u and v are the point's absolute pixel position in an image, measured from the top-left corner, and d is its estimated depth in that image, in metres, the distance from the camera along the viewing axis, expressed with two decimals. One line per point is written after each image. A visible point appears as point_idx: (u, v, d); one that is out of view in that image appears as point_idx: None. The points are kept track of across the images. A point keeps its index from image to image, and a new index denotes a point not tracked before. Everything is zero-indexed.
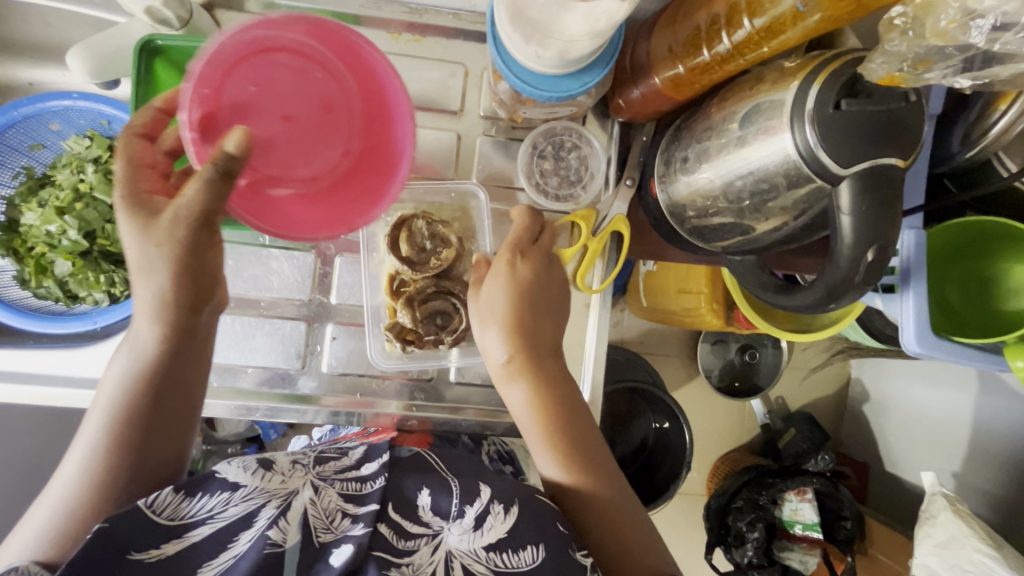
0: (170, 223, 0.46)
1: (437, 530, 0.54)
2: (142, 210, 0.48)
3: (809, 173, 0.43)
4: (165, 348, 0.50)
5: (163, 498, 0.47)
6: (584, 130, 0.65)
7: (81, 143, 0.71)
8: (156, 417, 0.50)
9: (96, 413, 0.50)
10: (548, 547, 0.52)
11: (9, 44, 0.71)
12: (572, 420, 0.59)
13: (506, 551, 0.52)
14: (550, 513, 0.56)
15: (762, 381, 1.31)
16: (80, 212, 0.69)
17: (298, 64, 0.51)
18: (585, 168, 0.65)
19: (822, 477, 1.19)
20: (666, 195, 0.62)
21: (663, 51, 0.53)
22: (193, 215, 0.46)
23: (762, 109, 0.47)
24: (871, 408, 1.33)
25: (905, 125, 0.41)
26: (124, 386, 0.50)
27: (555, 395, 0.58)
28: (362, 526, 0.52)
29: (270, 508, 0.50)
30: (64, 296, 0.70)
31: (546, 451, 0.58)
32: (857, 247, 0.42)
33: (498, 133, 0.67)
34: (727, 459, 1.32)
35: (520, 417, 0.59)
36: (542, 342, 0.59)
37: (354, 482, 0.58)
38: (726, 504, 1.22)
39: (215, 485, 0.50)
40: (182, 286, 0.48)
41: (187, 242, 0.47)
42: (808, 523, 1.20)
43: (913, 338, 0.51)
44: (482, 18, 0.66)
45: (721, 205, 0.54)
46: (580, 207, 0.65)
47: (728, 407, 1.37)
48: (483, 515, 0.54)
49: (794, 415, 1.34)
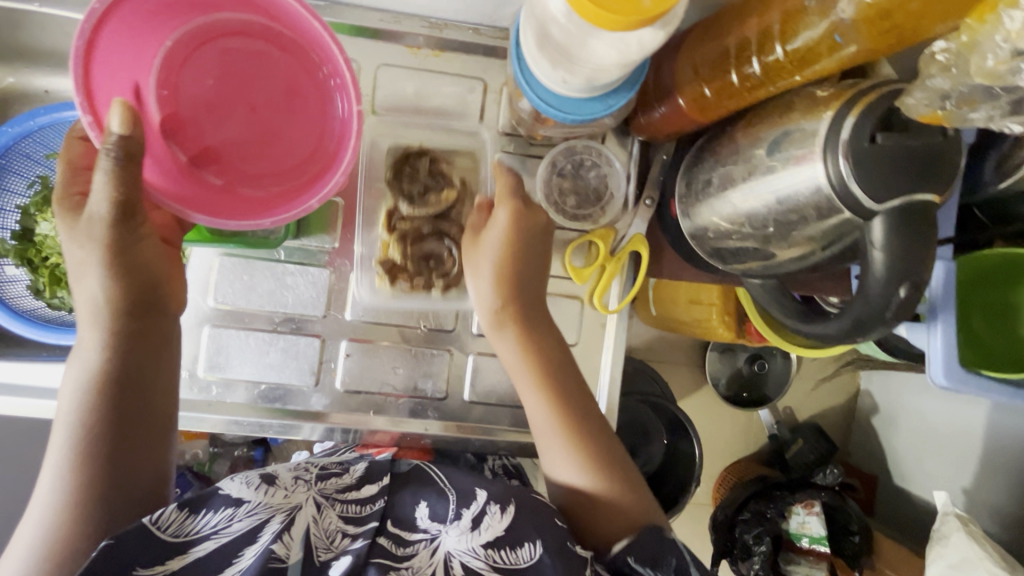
0: (90, 224, 0.47)
1: (436, 534, 0.54)
2: (74, 215, 0.49)
3: (840, 206, 0.42)
4: (108, 347, 0.49)
5: (168, 516, 0.47)
6: (603, 148, 0.64)
7: None
8: (118, 421, 0.49)
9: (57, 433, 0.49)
10: (547, 543, 0.52)
11: (26, 52, 0.70)
12: (567, 404, 0.58)
13: (505, 548, 0.52)
14: (547, 509, 0.55)
15: (770, 392, 1.31)
16: None
17: (251, 49, 0.55)
18: (605, 187, 0.65)
19: (831, 491, 1.19)
20: (688, 217, 0.61)
21: (688, 72, 0.52)
22: (110, 207, 0.46)
23: (792, 138, 0.45)
24: (880, 421, 1.31)
25: (942, 162, 0.40)
26: (74, 395, 0.48)
27: (551, 376, 0.59)
28: (361, 541, 0.52)
29: (274, 522, 0.50)
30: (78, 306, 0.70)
31: (559, 448, 0.57)
32: (889, 283, 0.41)
33: (516, 149, 0.66)
34: (732, 470, 1.31)
35: (523, 388, 0.59)
36: (527, 322, 0.59)
37: (354, 504, 0.56)
38: (733, 516, 1.20)
39: (219, 502, 0.50)
40: (117, 280, 0.49)
41: (109, 241, 0.48)
42: (816, 536, 1.18)
43: (941, 372, 0.51)
44: (503, 34, 0.66)
45: (745, 231, 0.53)
46: (599, 226, 0.65)
47: (736, 418, 1.36)
48: (481, 516, 0.54)
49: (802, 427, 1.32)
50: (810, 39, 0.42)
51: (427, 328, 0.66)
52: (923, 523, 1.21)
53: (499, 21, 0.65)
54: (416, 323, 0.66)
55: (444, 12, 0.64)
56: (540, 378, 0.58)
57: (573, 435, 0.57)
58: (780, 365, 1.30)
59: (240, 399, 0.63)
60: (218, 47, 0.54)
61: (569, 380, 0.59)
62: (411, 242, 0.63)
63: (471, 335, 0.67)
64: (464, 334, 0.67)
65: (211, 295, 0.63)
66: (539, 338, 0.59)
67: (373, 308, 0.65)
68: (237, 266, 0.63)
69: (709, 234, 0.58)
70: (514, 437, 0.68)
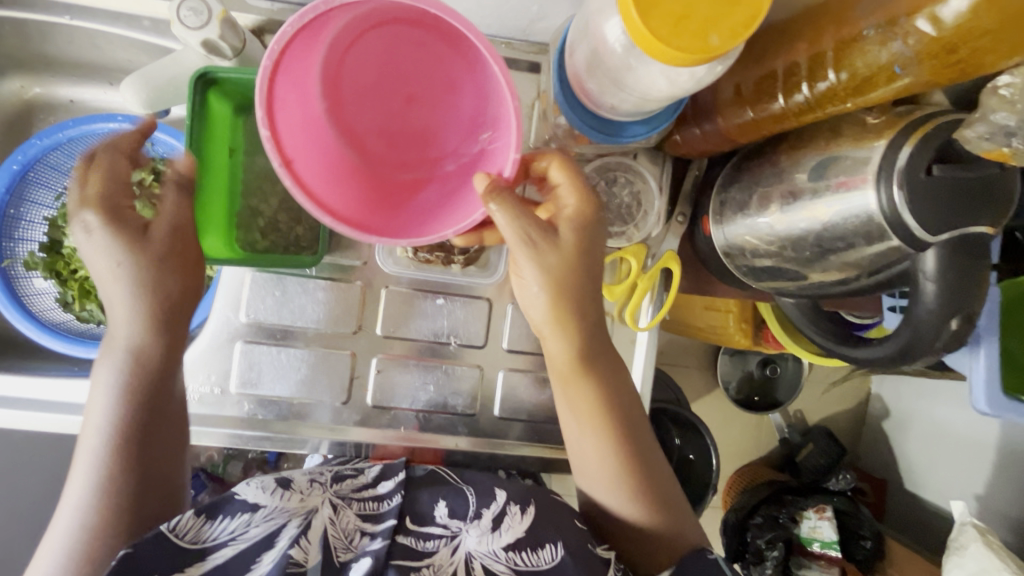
0: (148, 240, 0.50)
1: (455, 531, 0.55)
2: (117, 227, 0.50)
3: (891, 235, 0.42)
4: (143, 351, 0.52)
5: (185, 523, 0.48)
6: (635, 164, 0.63)
7: None
8: (150, 424, 0.52)
9: (89, 435, 0.51)
10: (568, 544, 0.53)
11: (52, 63, 0.70)
12: (619, 428, 0.56)
13: (526, 550, 0.53)
14: (565, 511, 0.58)
15: (781, 395, 1.28)
16: None
17: (419, 37, 0.52)
18: (638, 204, 0.64)
19: (843, 496, 1.21)
20: (722, 235, 0.60)
21: (730, 92, 0.52)
22: (177, 229, 0.51)
23: (840, 165, 0.45)
24: (891, 425, 1.31)
25: (999, 194, 0.39)
26: (111, 400, 0.51)
27: (617, 412, 0.56)
28: (380, 541, 0.53)
29: (292, 526, 0.51)
30: (107, 319, 0.69)
31: (611, 485, 0.56)
32: (941, 314, 0.41)
33: None
34: (744, 474, 1.31)
35: (579, 423, 0.57)
36: (586, 346, 0.54)
37: (370, 501, 0.57)
38: (744, 520, 1.20)
39: (235, 507, 0.51)
40: (156, 289, 0.51)
41: (154, 254, 0.50)
42: (827, 541, 1.18)
43: (982, 399, 0.52)
44: (535, 48, 0.65)
45: (783, 253, 0.52)
46: (632, 242, 0.64)
47: (748, 423, 1.36)
48: (501, 517, 0.56)
49: (813, 429, 1.32)
50: (868, 66, 0.42)
51: (457, 344, 0.66)
52: (936, 529, 1.21)
53: (532, 35, 0.64)
54: (446, 338, 0.66)
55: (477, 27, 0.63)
56: (595, 401, 0.56)
57: (620, 460, 0.56)
58: (791, 368, 1.29)
59: (272, 415, 0.63)
60: (385, 31, 0.51)
61: (624, 398, 0.57)
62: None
63: (501, 350, 0.67)
64: (494, 350, 0.67)
65: (243, 311, 0.63)
66: (598, 367, 0.55)
67: (403, 323, 0.65)
68: (269, 282, 0.63)
69: (743, 253, 0.58)
70: (542, 453, 0.68)
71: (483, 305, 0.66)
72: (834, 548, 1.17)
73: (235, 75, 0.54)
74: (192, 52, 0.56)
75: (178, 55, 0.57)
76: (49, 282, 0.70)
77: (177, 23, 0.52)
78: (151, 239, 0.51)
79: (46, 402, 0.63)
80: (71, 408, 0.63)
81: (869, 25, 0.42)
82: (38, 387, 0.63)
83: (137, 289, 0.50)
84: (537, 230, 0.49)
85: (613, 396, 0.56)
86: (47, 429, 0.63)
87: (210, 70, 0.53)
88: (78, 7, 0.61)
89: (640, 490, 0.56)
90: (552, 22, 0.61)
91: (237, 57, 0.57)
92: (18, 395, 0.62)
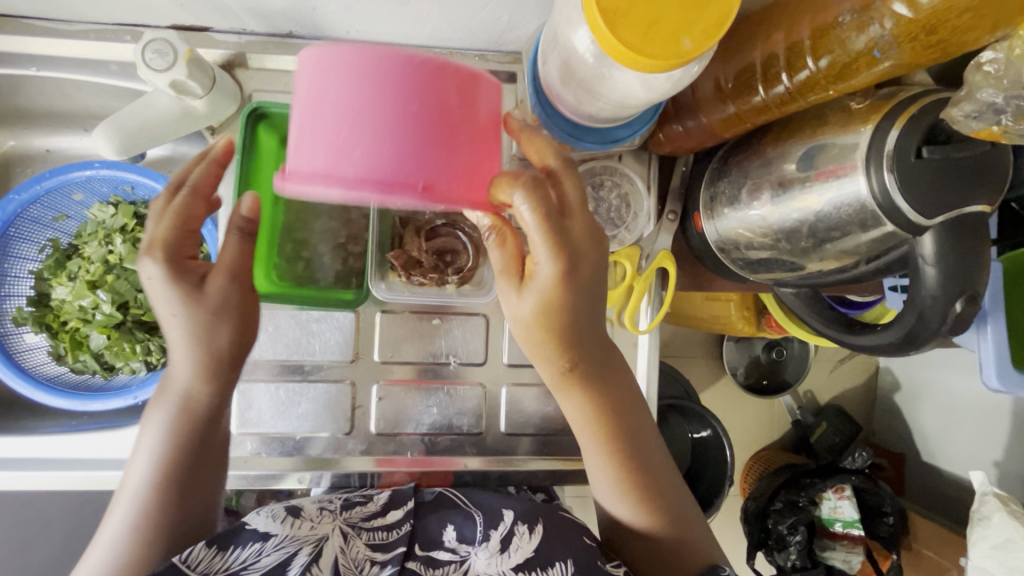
0: (215, 291, 0.49)
1: (464, 556, 0.56)
2: (183, 278, 0.48)
3: (884, 221, 0.41)
4: (202, 394, 0.52)
5: (198, 553, 0.48)
6: (621, 166, 0.62)
7: (105, 211, 0.70)
8: (195, 468, 0.52)
9: (137, 466, 0.52)
10: (577, 562, 0.54)
11: (24, 115, 0.69)
12: (632, 452, 0.56)
13: (535, 570, 0.54)
14: (574, 528, 0.59)
15: (789, 376, 1.28)
16: (112, 285, 0.67)
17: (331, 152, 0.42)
18: (627, 206, 0.62)
19: (860, 474, 1.18)
20: (714, 230, 0.60)
21: (709, 88, 0.51)
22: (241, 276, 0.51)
23: (829, 153, 0.44)
24: (903, 399, 1.30)
25: (992, 170, 0.38)
26: (163, 437, 0.52)
27: (629, 428, 0.56)
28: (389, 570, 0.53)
29: (303, 554, 0.52)
30: (101, 368, 0.69)
31: (622, 496, 0.56)
32: (944, 297, 0.40)
33: None
34: (759, 462, 1.30)
35: (579, 429, 0.56)
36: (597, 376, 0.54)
37: (380, 531, 0.58)
38: (765, 507, 1.20)
39: (247, 536, 0.52)
40: (216, 336, 0.50)
41: (215, 305, 0.49)
42: (849, 521, 1.18)
43: (993, 375, 0.50)
44: (508, 57, 0.65)
45: (777, 245, 0.52)
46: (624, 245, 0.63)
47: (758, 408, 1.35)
48: (509, 537, 0.57)
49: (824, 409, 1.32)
50: (848, 52, 0.41)
51: (457, 362, 0.65)
52: (959, 501, 1.19)
53: (505, 45, 0.63)
54: (446, 358, 0.65)
55: (449, 42, 0.63)
56: (597, 427, 0.55)
57: (630, 481, 0.56)
58: (797, 351, 1.27)
59: (276, 453, 0.62)
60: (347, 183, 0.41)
61: (632, 418, 0.57)
62: (428, 236, 0.61)
63: (502, 365, 0.66)
64: (495, 365, 0.66)
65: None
66: (609, 391, 0.55)
67: (401, 349, 0.64)
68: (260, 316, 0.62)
69: (736, 246, 0.58)
70: (552, 464, 0.67)
71: (479, 321, 0.66)
72: (856, 527, 1.17)
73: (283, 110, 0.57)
74: (161, 93, 0.55)
75: (149, 97, 0.55)
76: (39, 336, 0.68)
77: (143, 68, 0.51)
78: (208, 294, 0.49)
79: (48, 460, 0.61)
80: (72, 463, 0.62)
81: (847, 11, 0.41)
82: (37, 446, 0.61)
83: (189, 338, 0.49)
84: (508, 278, 0.50)
85: (617, 420, 0.55)
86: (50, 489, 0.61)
87: (261, 105, 0.57)
88: (43, 56, 0.60)
89: (656, 504, 0.56)
90: (522, 31, 0.61)
91: (207, 93, 0.56)
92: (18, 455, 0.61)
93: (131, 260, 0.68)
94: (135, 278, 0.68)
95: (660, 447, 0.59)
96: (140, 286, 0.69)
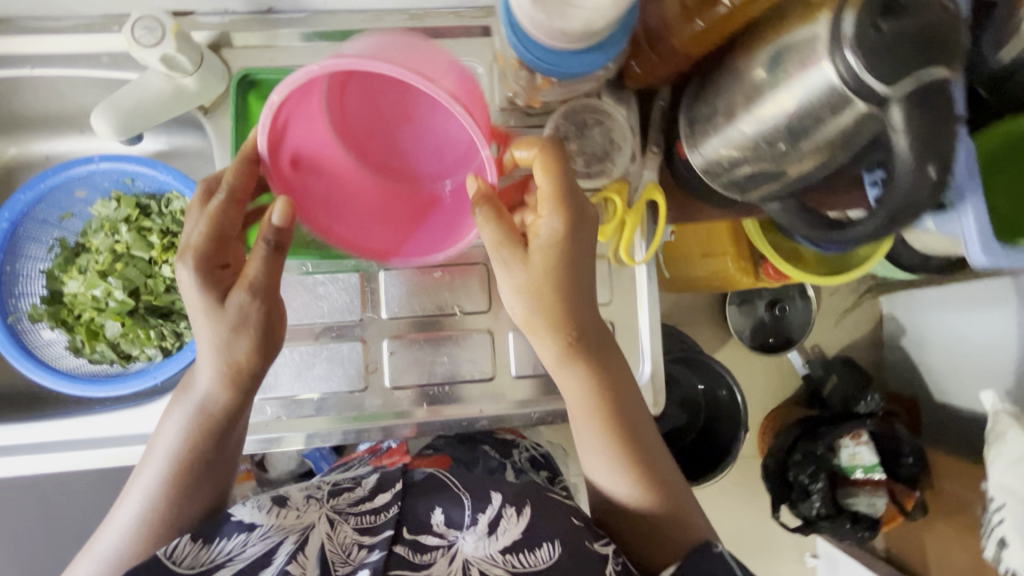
0: (238, 308, 0.52)
1: (453, 539, 0.59)
2: (215, 286, 0.52)
3: (855, 99, 0.43)
4: (228, 401, 0.56)
5: (182, 549, 0.52)
6: (601, 104, 0.64)
7: (109, 206, 0.72)
8: (214, 459, 0.57)
9: (158, 453, 0.57)
10: (563, 542, 0.57)
11: (23, 121, 0.72)
12: (620, 431, 0.60)
13: (523, 552, 0.56)
14: (563, 509, 0.61)
15: (795, 334, 1.29)
16: (122, 272, 0.70)
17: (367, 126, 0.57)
18: (611, 141, 0.65)
19: (876, 418, 1.20)
20: (699, 157, 0.62)
21: (675, 9, 0.54)
22: (263, 289, 0.52)
23: (793, 49, 0.46)
24: (910, 341, 1.31)
25: (946, 36, 0.40)
26: (185, 435, 0.56)
27: (618, 409, 0.60)
28: (377, 553, 0.57)
29: (289, 542, 0.55)
30: (119, 356, 0.71)
31: (616, 469, 0.60)
32: (920, 162, 0.42)
33: (515, 121, 0.67)
34: (774, 417, 1.31)
35: (576, 405, 0.60)
36: (588, 357, 0.58)
37: (367, 515, 0.61)
38: (784, 461, 1.21)
39: (231, 528, 0.55)
40: (248, 352, 0.54)
41: (237, 320, 0.52)
42: (869, 466, 1.21)
43: (980, 251, 0.53)
44: (481, 13, 0.67)
45: (758, 154, 0.54)
46: (612, 180, 0.65)
47: (768, 365, 1.36)
48: (498, 520, 0.59)
49: (831, 360, 1.32)
50: None
51: (462, 312, 0.67)
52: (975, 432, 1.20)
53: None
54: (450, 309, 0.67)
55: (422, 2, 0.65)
56: (597, 400, 0.59)
57: (622, 457, 0.60)
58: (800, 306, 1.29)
59: (293, 415, 0.64)
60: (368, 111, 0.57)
61: (626, 397, 0.61)
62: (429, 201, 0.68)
63: (506, 311, 0.67)
64: (499, 312, 0.67)
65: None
66: (601, 369, 0.59)
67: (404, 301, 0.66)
68: None
69: (722, 167, 0.59)
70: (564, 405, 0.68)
71: (480, 270, 0.67)
72: (875, 470, 1.21)
73: (272, 75, 0.62)
74: (154, 73, 0.58)
75: (142, 78, 0.58)
76: (55, 331, 0.71)
77: (134, 45, 0.53)
78: (227, 309, 0.52)
79: (75, 441, 0.64)
80: (100, 442, 0.64)
81: None
82: (66, 429, 0.64)
83: (214, 348, 0.53)
84: (509, 249, 0.54)
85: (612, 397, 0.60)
86: (79, 467, 0.64)
87: (251, 72, 0.61)
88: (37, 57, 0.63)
89: (649, 481, 0.60)
90: None
91: (196, 69, 0.58)
92: (50, 439, 0.64)
93: (138, 248, 0.70)
94: (143, 265, 0.71)
95: (650, 429, 0.62)
96: (148, 272, 0.71)
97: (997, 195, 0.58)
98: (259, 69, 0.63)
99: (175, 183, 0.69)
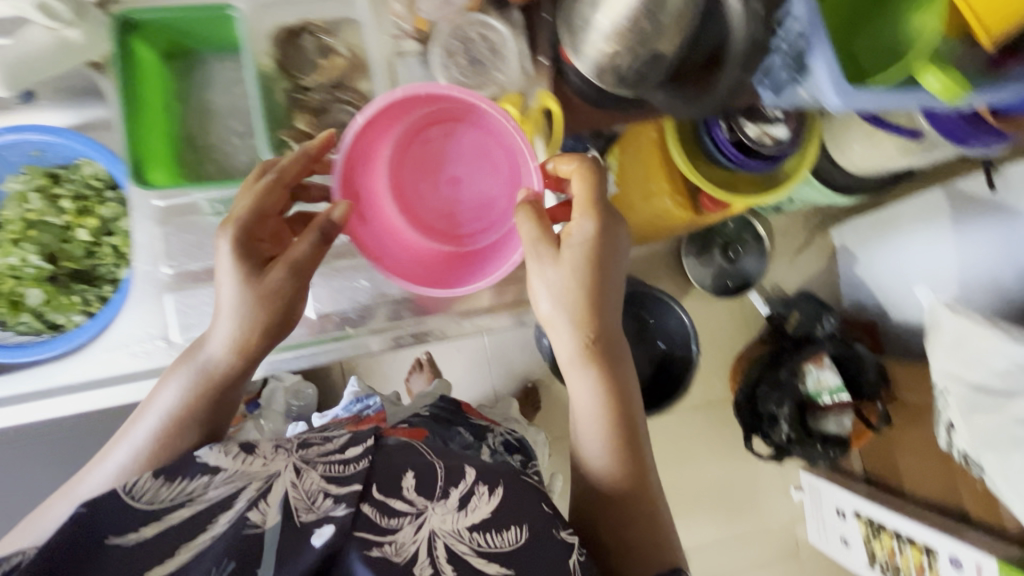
0: (271, 275, 0.83)
1: (421, 508, 0.79)
2: (247, 257, 0.83)
3: None
4: (229, 358, 0.86)
5: (142, 487, 0.72)
6: (483, 17, 0.92)
7: (19, 178, 0.94)
8: (218, 404, 0.87)
9: (157, 409, 0.85)
10: (531, 526, 0.79)
11: None
12: (626, 440, 0.88)
13: (493, 530, 0.78)
14: (537, 496, 0.84)
15: (748, 276, 1.81)
16: (36, 238, 0.97)
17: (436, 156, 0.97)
18: (498, 50, 0.93)
19: (835, 340, 1.64)
20: (584, 58, 0.89)
21: None
22: (293, 265, 0.83)
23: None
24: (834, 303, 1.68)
25: None
26: (179, 395, 0.85)
27: (614, 383, 0.87)
28: (342, 507, 0.76)
29: (250, 492, 0.75)
30: (42, 327, 0.95)
31: (607, 449, 0.87)
32: None
33: (409, 50, 0.95)
34: (745, 361, 1.83)
35: (589, 403, 0.88)
36: (598, 357, 0.86)
37: (337, 465, 0.81)
38: (752, 392, 1.71)
39: (198, 470, 0.76)
40: (259, 308, 0.83)
41: (250, 293, 0.83)
42: (833, 388, 1.57)
43: (837, 96, 0.76)
44: None
45: (630, 31, 0.82)
46: (512, 92, 0.94)
47: (727, 311, 1.89)
48: (470, 497, 0.81)
49: (795, 300, 1.80)
50: None
51: None
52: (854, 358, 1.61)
53: None
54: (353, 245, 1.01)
55: None
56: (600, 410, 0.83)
57: (620, 446, 0.87)
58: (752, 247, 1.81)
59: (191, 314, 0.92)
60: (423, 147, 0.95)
61: (629, 402, 0.89)
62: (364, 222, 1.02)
63: None
64: None
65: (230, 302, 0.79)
66: (612, 369, 0.87)
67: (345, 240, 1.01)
68: None
69: None
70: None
71: None
72: (836, 393, 1.58)
73: (152, 12, 0.85)
74: (35, 28, 0.79)
75: (24, 35, 0.79)
76: None
77: None
78: (259, 281, 0.82)
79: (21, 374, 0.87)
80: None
81: None
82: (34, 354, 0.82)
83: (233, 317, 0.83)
84: (544, 245, 0.84)
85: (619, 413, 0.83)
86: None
87: (129, 11, 0.83)
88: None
89: (628, 460, 0.87)
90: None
91: (72, 15, 0.79)
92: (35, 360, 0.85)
93: (48, 214, 0.97)
94: (53, 230, 0.98)
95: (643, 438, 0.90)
96: (59, 237, 0.98)
97: (862, 41, 0.89)
98: (140, 8, 0.85)
99: (80, 150, 0.91)
